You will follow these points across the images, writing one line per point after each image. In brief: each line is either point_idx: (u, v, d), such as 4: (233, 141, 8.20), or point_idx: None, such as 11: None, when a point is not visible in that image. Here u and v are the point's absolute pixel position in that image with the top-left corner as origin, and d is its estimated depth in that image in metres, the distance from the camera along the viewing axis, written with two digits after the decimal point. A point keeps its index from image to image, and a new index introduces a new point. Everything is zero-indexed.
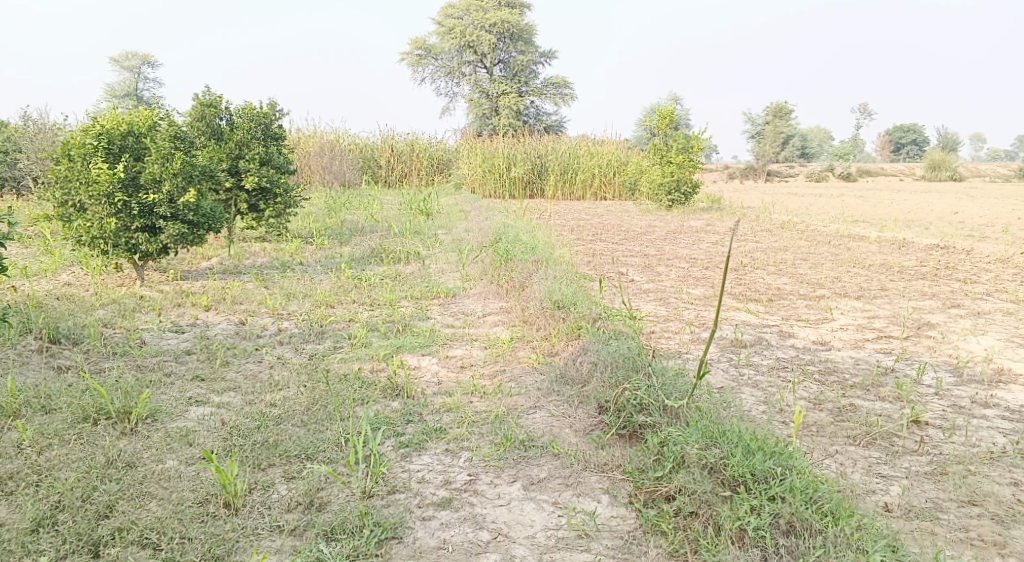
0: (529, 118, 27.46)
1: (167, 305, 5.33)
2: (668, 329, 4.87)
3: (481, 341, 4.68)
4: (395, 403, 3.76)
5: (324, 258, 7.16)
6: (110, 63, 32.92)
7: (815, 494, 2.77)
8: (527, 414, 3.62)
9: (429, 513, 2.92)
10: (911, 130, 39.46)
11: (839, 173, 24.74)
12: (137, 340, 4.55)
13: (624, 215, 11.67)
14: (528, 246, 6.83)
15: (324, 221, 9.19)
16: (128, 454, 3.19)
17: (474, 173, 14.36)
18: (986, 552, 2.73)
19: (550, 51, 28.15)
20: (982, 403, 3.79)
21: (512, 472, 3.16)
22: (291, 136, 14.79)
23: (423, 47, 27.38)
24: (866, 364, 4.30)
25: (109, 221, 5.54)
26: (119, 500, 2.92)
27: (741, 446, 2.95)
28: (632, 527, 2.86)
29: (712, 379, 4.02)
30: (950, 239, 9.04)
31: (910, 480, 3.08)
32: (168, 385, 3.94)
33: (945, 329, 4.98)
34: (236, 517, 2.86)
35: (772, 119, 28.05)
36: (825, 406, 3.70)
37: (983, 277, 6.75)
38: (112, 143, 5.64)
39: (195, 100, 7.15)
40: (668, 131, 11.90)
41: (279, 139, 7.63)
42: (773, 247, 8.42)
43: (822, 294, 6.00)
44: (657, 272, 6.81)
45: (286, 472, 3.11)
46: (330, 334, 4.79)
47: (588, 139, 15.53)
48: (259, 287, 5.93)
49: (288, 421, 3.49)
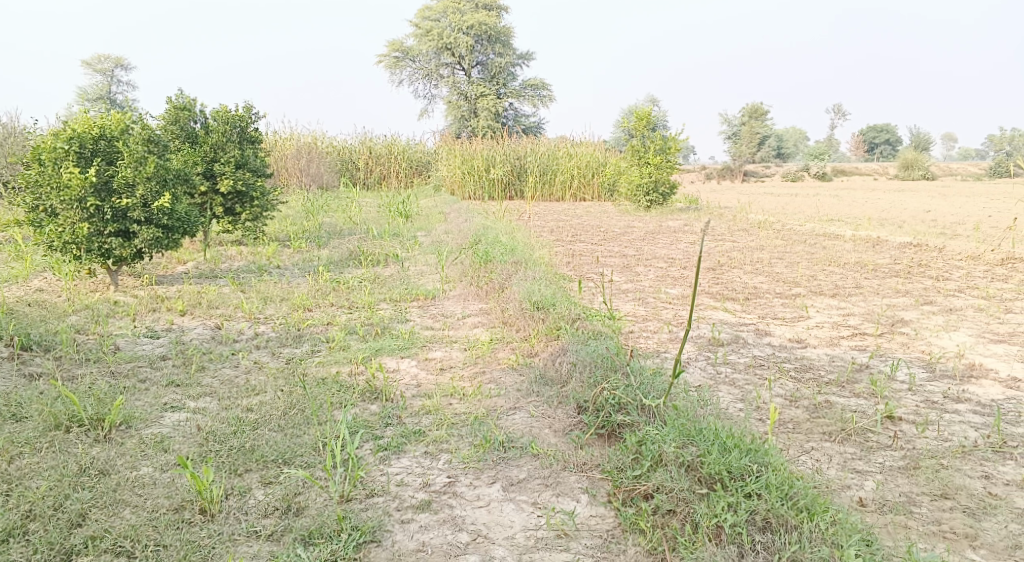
0: (507, 119, 27.51)
1: (142, 311, 5.28)
2: (647, 328, 4.89)
3: (461, 343, 4.67)
4: (373, 407, 3.74)
5: (302, 261, 7.11)
6: (83, 66, 32.56)
7: (790, 490, 2.80)
8: (507, 415, 3.62)
9: (408, 516, 2.91)
10: (885, 129, 39.89)
11: (815, 173, 24.98)
12: (110, 346, 4.50)
13: (603, 216, 11.70)
14: (507, 247, 6.83)
15: (301, 224, 9.13)
16: (101, 461, 3.16)
17: (453, 175, 14.34)
18: (958, 544, 2.76)
19: (528, 53, 28.22)
20: (954, 398, 3.85)
21: (491, 474, 3.16)
22: (268, 139, 14.69)
23: (400, 49, 27.33)
24: (841, 361, 4.35)
25: (81, 226, 5.48)
26: (92, 508, 2.89)
27: (718, 444, 2.97)
28: (610, 526, 2.86)
29: (690, 377, 4.04)
30: (922, 238, 9.15)
31: (884, 475, 3.12)
32: (142, 391, 3.90)
33: (919, 326, 5.04)
34: (212, 523, 2.84)
35: (747, 121, 28.24)
36: (801, 403, 3.73)
37: (955, 274, 6.85)
38: (84, 147, 5.57)
39: (169, 103, 7.09)
40: (646, 132, 11.95)
41: (255, 142, 7.58)
42: (750, 246, 8.49)
43: (798, 293, 6.05)
44: (636, 272, 6.84)
45: (263, 477, 3.09)
46: (308, 338, 4.77)
47: (566, 140, 15.57)
48: (236, 291, 5.88)
49: (265, 426, 3.47)
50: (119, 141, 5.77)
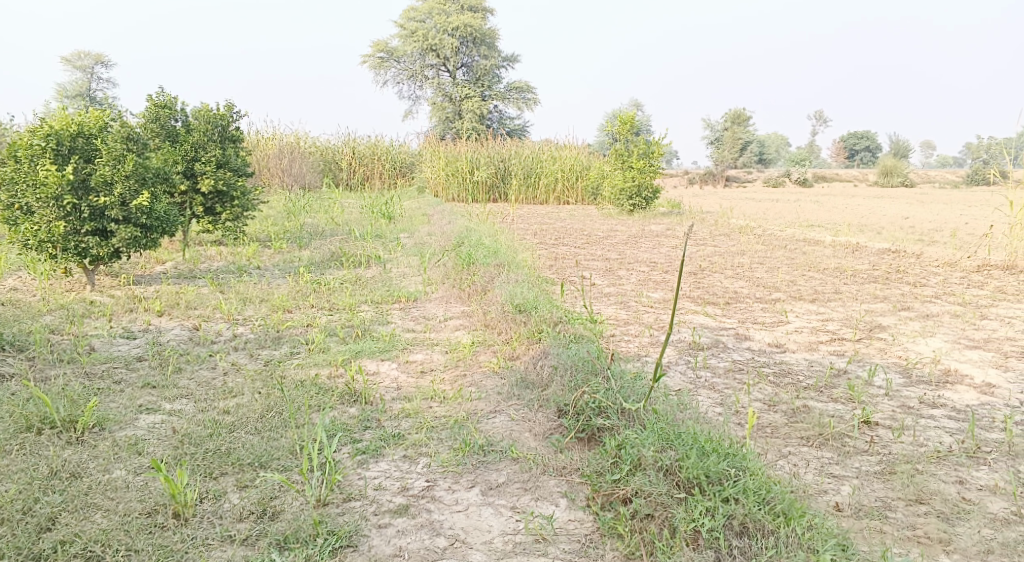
0: (492, 122, 27.52)
1: (118, 311, 5.22)
2: (628, 332, 4.89)
3: (442, 346, 4.66)
4: (352, 409, 3.72)
5: (282, 262, 7.07)
6: (63, 62, 32.22)
7: (767, 495, 2.80)
8: (487, 419, 3.61)
9: (385, 520, 2.89)
10: (865, 136, 40.28)
11: (796, 179, 25.17)
12: (85, 347, 4.45)
13: (586, 219, 11.72)
14: (490, 249, 6.82)
15: (283, 224, 9.07)
16: (73, 464, 3.11)
17: (436, 177, 14.31)
18: (932, 549, 2.78)
19: (513, 56, 28.25)
20: (930, 403, 3.88)
21: (470, 478, 3.14)
22: (250, 138, 14.59)
23: (385, 50, 27.24)
24: (819, 366, 4.37)
25: (57, 225, 5.41)
26: (63, 512, 2.84)
27: (696, 448, 2.97)
28: (589, 530, 2.86)
29: (671, 381, 4.04)
30: (901, 244, 9.24)
31: (861, 480, 3.14)
32: (117, 393, 3.85)
33: (896, 331, 5.09)
34: (185, 527, 2.80)
35: (730, 126, 28.41)
36: (780, 407, 3.75)
37: (932, 280, 6.92)
38: (61, 145, 5.50)
39: (148, 101, 7.02)
40: (630, 137, 12.03)
41: (237, 141, 7.52)
42: (731, 251, 8.53)
43: (778, 298, 6.08)
44: (618, 275, 6.85)
45: (239, 480, 3.06)
46: (287, 339, 4.73)
47: (550, 143, 15.60)
48: (215, 292, 5.83)
49: (242, 429, 3.43)
50: (98, 139, 5.69)
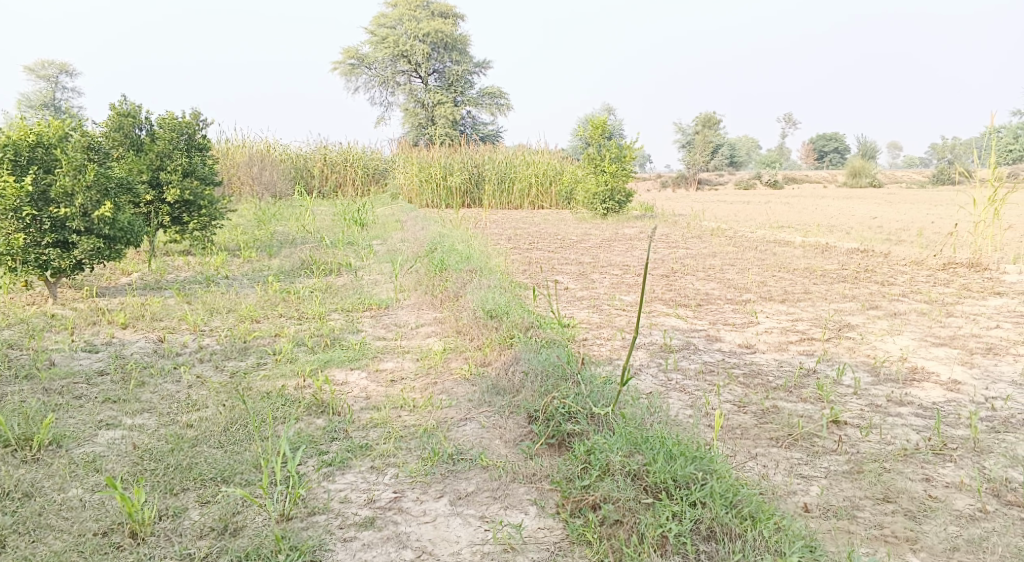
0: (465, 127, 27.51)
1: (81, 324, 5.11)
2: (600, 335, 4.87)
3: (413, 354, 4.60)
4: (319, 420, 3.65)
5: (252, 272, 6.97)
6: (26, 71, 31.72)
7: (735, 498, 2.79)
8: (457, 427, 3.56)
9: (351, 534, 2.83)
10: (834, 138, 40.82)
11: (767, 181, 25.40)
12: (45, 361, 4.34)
13: (560, 223, 11.72)
14: (462, 255, 6.78)
15: (253, 233, 8.96)
16: (27, 483, 3.03)
17: (410, 183, 14.22)
18: (899, 548, 2.78)
19: (485, 61, 28.26)
20: (898, 401, 3.90)
21: (439, 488, 3.10)
22: (219, 146, 14.43)
23: (356, 56, 27.10)
24: (789, 366, 4.38)
25: (16, 236, 5.28)
26: (13, 534, 2.76)
27: (663, 451, 2.95)
28: (558, 538, 2.82)
29: (641, 385, 4.02)
30: (869, 243, 9.33)
31: (829, 480, 3.14)
32: (76, 409, 3.76)
33: (864, 330, 5.12)
34: (142, 547, 2.73)
35: (701, 130, 28.60)
36: (749, 408, 3.74)
37: (899, 279, 6.99)
38: (19, 155, 5.37)
39: (112, 110, 6.91)
40: (602, 141, 12.06)
41: (204, 149, 7.41)
42: (703, 253, 8.56)
43: (748, 299, 6.10)
44: (590, 279, 6.84)
45: (200, 496, 2.98)
46: (254, 350, 4.66)
47: (523, 149, 15.61)
48: (181, 303, 5.73)
49: (205, 443, 3.36)
50: (57, 149, 5.58)
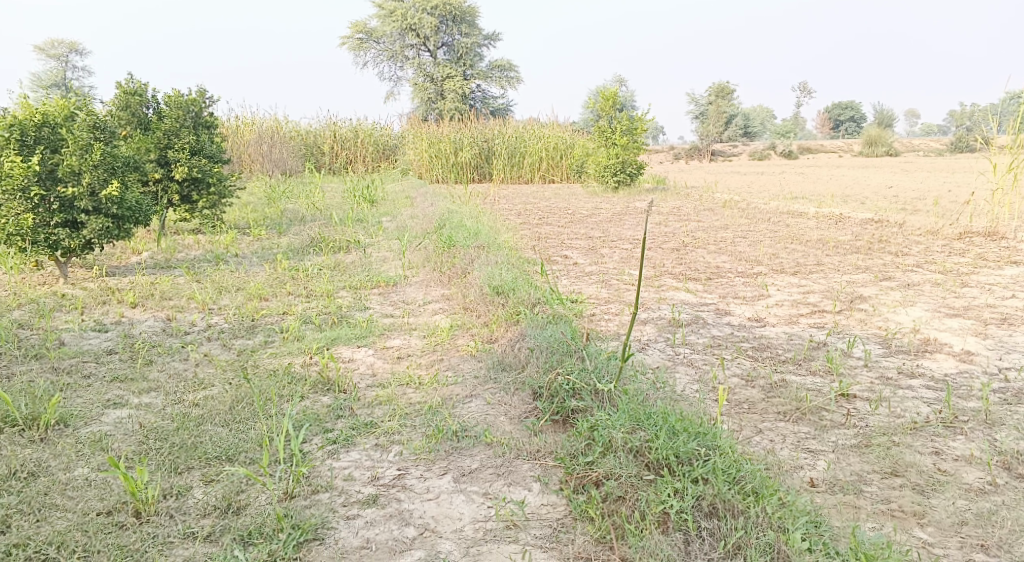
0: (475, 101, 27.35)
1: (91, 304, 5.12)
2: (608, 310, 4.83)
3: (420, 330, 4.58)
4: (325, 398, 3.65)
5: (261, 250, 6.95)
6: (36, 51, 31.75)
7: (738, 474, 2.77)
8: (462, 403, 3.55)
9: (354, 511, 2.83)
10: (849, 107, 40.24)
11: (782, 151, 25.11)
12: (54, 341, 4.36)
13: (571, 197, 11.64)
14: (471, 231, 6.74)
15: (263, 211, 8.94)
16: (33, 464, 3.04)
17: (420, 158, 14.11)
18: (906, 523, 2.75)
19: (494, 34, 27.98)
20: (909, 373, 3.85)
21: (443, 465, 3.09)
22: (229, 124, 14.37)
23: (364, 30, 26.90)
24: (799, 339, 4.33)
25: (25, 217, 5.28)
26: (18, 514, 2.78)
27: (666, 427, 2.93)
28: (561, 514, 2.81)
29: (648, 359, 3.99)
30: (884, 213, 9.20)
31: (837, 454, 3.10)
32: (84, 388, 3.77)
33: (876, 302, 5.05)
34: (145, 526, 2.74)
35: (714, 100, 28.21)
36: (758, 382, 3.70)
37: (914, 249, 6.89)
38: (26, 135, 5.35)
39: (118, 88, 6.87)
40: (612, 113, 11.91)
41: (211, 127, 7.37)
42: (714, 226, 8.47)
43: (760, 271, 6.03)
44: (600, 254, 6.78)
45: (204, 475, 2.99)
46: (262, 328, 4.65)
47: (533, 122, 15.47)
48: (191, 281, 5.73)
49: (210, 421, 3.37)
50: (63, 128, 5.56)
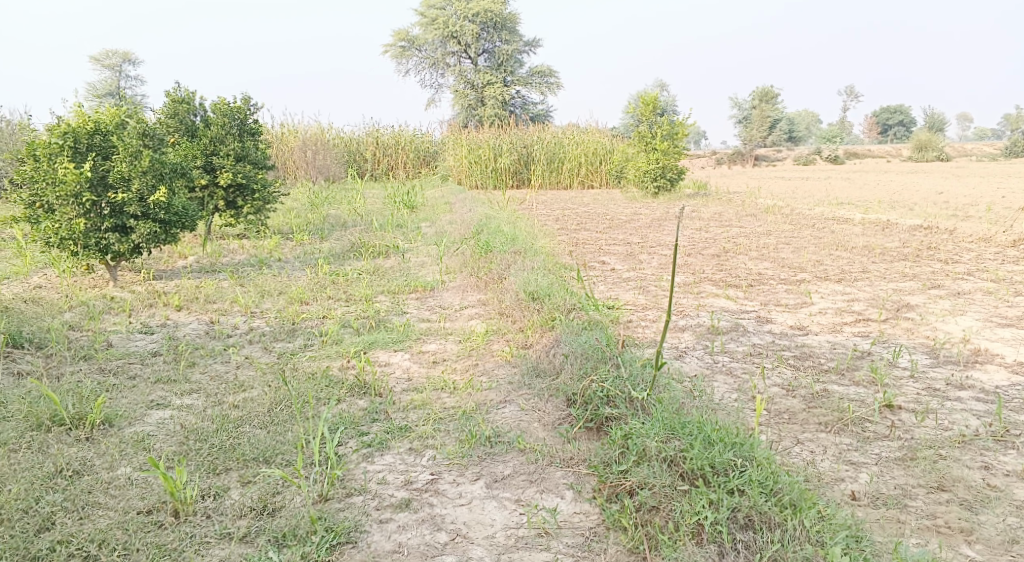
0: (515, 108, 27.41)
1: (138, 306, 5.23)
2: (645, 317, 4.79)
3: (456, 335, 4.59)
4: (361, 402, 3.67)
5: (303, 255, 7.04)
6: (91, 61, 32.70)
7: (775, 486, 2.71)
8: (496, 409, 3.54)
9: (387, 515, 2.84)
10: (898, 110, 39.37)
11: (827, 156, 24.67)
12: (102, 343, 4.46)
13: (610, 203, 11.58)
14: (508, 236, 6.75)
15: (305, 217, 9.06)
16: (78, 462, 3.11)
17: (460, 165, 14.16)
18: (952, 539, 2.66)
19: (536, 40, 28.01)
20: (958, 384, 3.74)
21: (476, 470, 3.09)
22: (274, 131, 14.61)
23: (407, 38, 27.16)
24: (842, 348, 4.24)
25: (78, 222, 5.42)
26: (63, 510, 2.84)
27: (701, 437, 2.89)
28: (594, 523, 2.78)
29: (685, 367, 3.94)
30: (933, 220, 8.97)
31: (880, 467, 3.02)
32: (129, 388, 3.85)
33: (924, 310, 4.91)
34: (183, 526, 2.78)
35: (758, 105, 27.81)
36: (798, 392, 3.63)
37: (965, 257, 6.69)
38: (78, 142, 5.49)
39: (167, 97, 7.02)
40: (653, 118, 11.82)
41: (257, 134, 7.48)
42: (757, 232, 8.34)
43: (803, 278, 5.92)
44: (639, 260, 6.72)
45: (241, 476, 3.03)
46: (302, 332, 4.71)
47: (573, 128, 15.45)
48: (234, 285, 5.82)
49: (249, 423, 3.41)
50: (114, 136, 5.69)
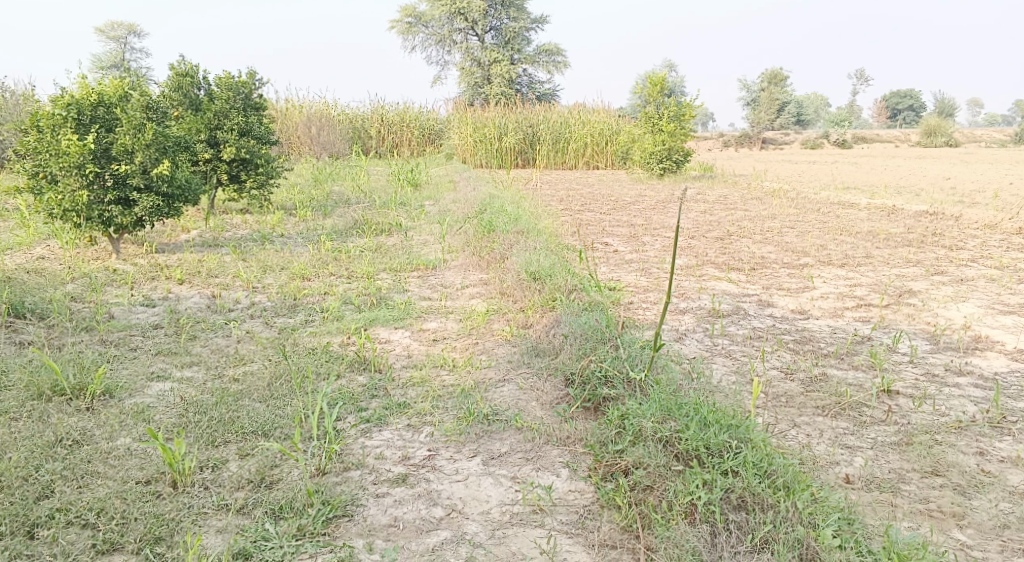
0: (522, 87, 27.22)
1: (140, 279, 5.24)
2: (646, 299, 4.79)
3: (457, 314, 4.59)
4: (361, 378, 3.69)
5: (306, 231, 7.04)
6: (96, 33, 32.52)
7: (769, 468, 2.72)
8: (495, 387, 3.56)
9: (383, 490, 2.86)
10: (908, 95, 39.02)
11: (835, 141, 24.51)
12: (105, 314, 4.47)
13: (615, 184, 11.53)
14: (511, 216, 6.73)
15: (309, 193, 9.05)
16: (78, 432, 3.13)
17: (464, 143, 14.11)
18: (945, 523, 2.67)
19: (544, 18, 27.77)
20: (957, 371, 3.73)
21: (472, 447, 3.11)
22: (279, 106, 14.55)
23: (413, 14, 26.96)
24: (842, 333, 4.23)
25: (81, 194, 5.41)
26: (62, 479, 2.86)
27: (697, 418, 2.90)
28: (588, 501, 2.80)
29: (685, 349, 3.95)
30: (940, 206, 8.92)
31: (875, 451, 3.03)
32: (130, 360, 3.86)
33: (927, 296, 4.91)
34: (182, 496, 2.81)
35: (767, 87, 27.55)
36: (797, 376, 3.63)
37: (970, 244, 6.66)
38: (82, 114, 5.48)
39: (171, 69, 6.99)
40: (660, 98, 11.74)
41: (261, 109, 7.45)
42: (761, 215, 8.31)
43: (806, 263, 5.91)
44: (641, 242, 6.70)
45: (240, 449, 3.06)
46: (303, 308, 4.72)
47: (579, 108, 15.37)
48: (237, 260, 5.82)
49: (248, 396, 3.43)
50: (117, 108, 5.67)
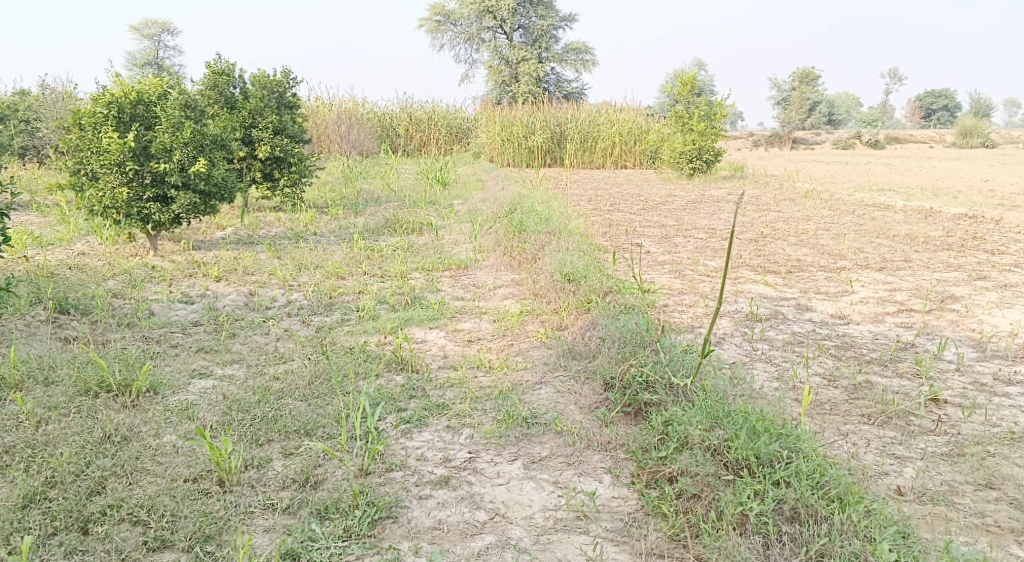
0: (549, 85, 27.15)
1: (178, 276, 5.30)
2: (682, 302, 4.75)
3: (491, 315, 4.59)
4: (398, 378, 3.69)
5: (338, 229, 7.08)
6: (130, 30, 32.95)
7: (821, 479, 2.68)
8: (532, 390, 3.55)
9: (426, 492, 2.86)
10: (943, 95, 38.37)
11: (868, 140, 24.17)
12: (145, 311, 4.52)
13: (644, 184, 11.47)
14: (542, 216, 6.70)
15: (340, 191, 9.10)
16: (126, 428, 3.17)
17: (493, 142, 14.11)
18: (1002, 539, 2.61)
19: (572, 15, 27.64)
20: (1005, 380, 3.66)
21: (513, 450, 3.10)
22: (310, 104, 14.65)
23: (442, 12, 27.01)
24: (884, 339, 4.17)
25: (120, 191, 5.47)
26: (112, 476, 2.89)
27: (746, 427, 2.86)
28: (632, 509, 2.79)
29: (724, 354, 3.91)
30: (979, 209, 8.75)
31: (926, 462, 2.98)
32: (172, 357, 3.90)
33: (970, 302, 4.81)
34: (228, 495, 2.83)
35: (797, 86, 27.12)
36: (840, 383, 3.58)
37: (1012, 248, 6.53)
38: (122, 112, 5.54)
39: (208, 68, 7.03)
40: (691, 98, 11.55)
41: (294, 107, 7.49)
42: (796, 217, 8.21)
43: (844, 266, 5.82)
44: (675, 243, 6.66)
45: (284, 448, 3.08)
46: (339, 306, 4.74)
47: (608, 106, 15.31)
48: (272, 258, 5.86)
49: (290, 395, 3.45)
50: (157, 106, 5.70)
